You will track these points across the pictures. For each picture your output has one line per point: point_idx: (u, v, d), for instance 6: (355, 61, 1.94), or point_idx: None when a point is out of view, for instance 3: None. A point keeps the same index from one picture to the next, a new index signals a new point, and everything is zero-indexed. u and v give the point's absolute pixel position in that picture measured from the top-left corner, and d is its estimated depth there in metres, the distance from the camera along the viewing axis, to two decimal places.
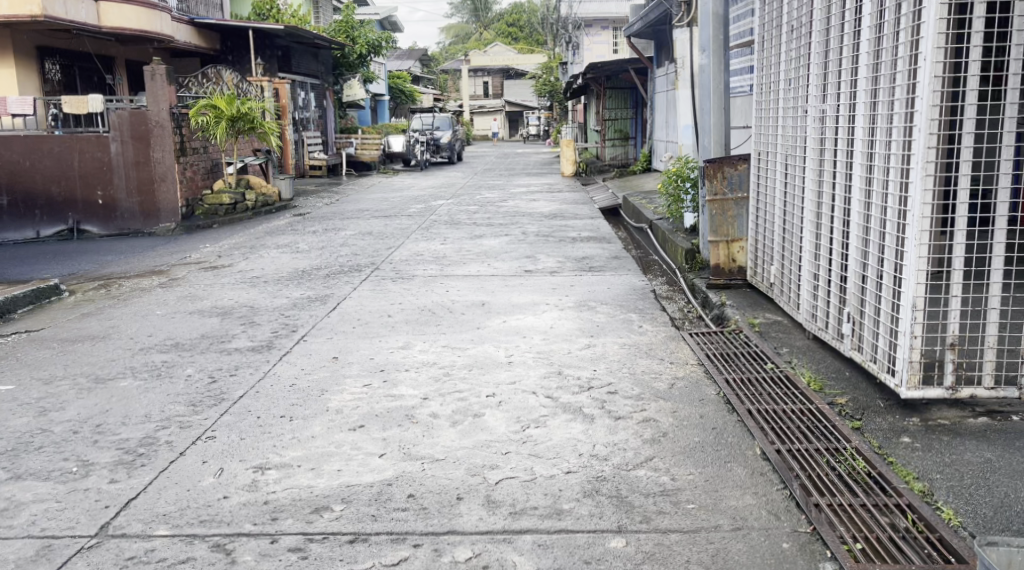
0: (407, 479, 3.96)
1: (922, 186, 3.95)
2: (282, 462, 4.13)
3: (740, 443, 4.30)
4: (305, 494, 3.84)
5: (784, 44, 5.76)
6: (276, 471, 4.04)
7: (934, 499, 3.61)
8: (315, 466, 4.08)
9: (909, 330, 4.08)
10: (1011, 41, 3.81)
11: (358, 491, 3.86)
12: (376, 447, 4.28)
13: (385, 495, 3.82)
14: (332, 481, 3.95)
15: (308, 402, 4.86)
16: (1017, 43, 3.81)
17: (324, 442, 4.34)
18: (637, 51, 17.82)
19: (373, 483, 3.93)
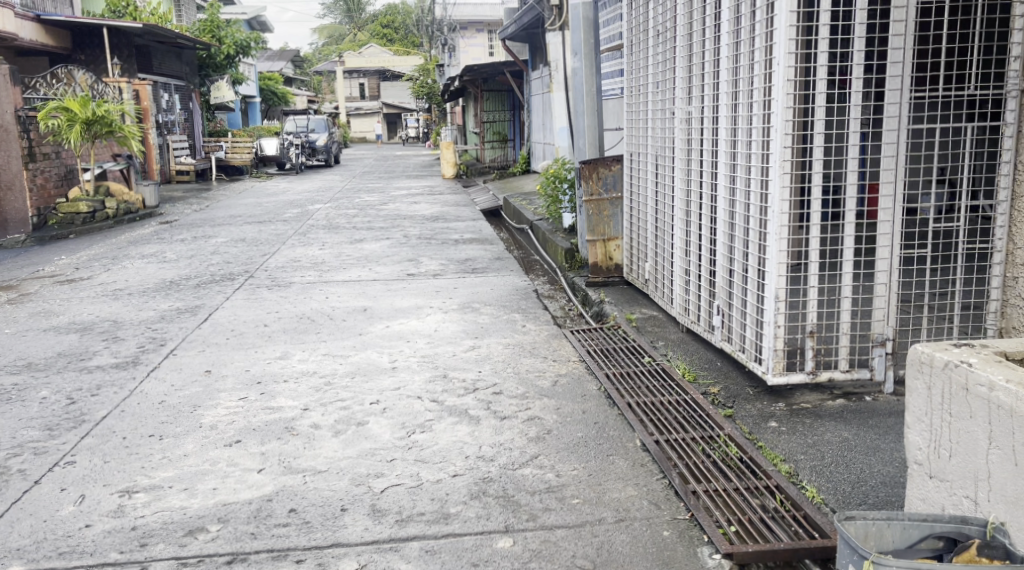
0: (287, 493, 3.92)
1: (780, 183, 4.14)
2: (151, 484, 4.02)
3: (621, 435, 4.42)
4: (177, 516, 3.75)
5: (651, 48, 5.94)
6: (145, 494, 3.93)
7: (799, 479, 3.81)
8: (188, 487, 3.99)
9: (772, 320, 4.29)
10: (855, 45, 4.04)
11: (235, 509, 3.79)
12: (254, 462, 4.21)
13: (264, 512, 3.77)
14: (206, 501, 3.87)
15: (179, 420, 4.73)
16: (858, 46, 4.05)
17: (197, 461, 4.24)
18: (512, 54, 17.98)
19: (251, 500, 3.86)
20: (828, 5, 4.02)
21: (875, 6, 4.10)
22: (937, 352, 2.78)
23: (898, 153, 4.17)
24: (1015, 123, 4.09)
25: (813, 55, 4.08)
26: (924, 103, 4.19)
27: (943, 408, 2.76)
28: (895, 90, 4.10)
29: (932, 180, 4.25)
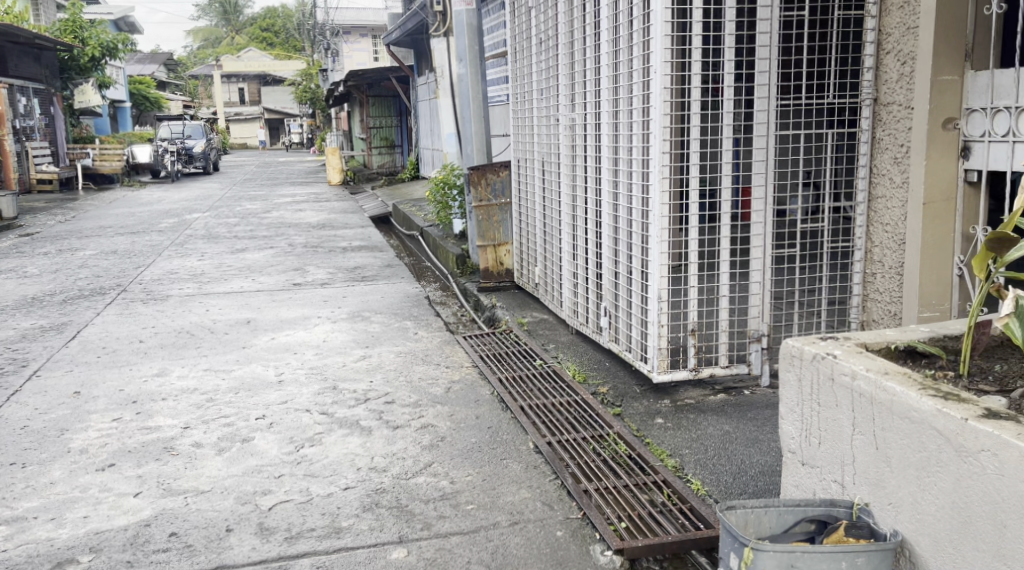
0: (166, 517, 3.84)
1: (660, 187, 4.28)
2: (15, 516, 3.87)
3: (513, 439, 4.50)
4: (44, 548, 3.62)
5: (534, 54, 6.06)
6: (9, 527, 3.78)
7: (685, 472, 3.96)
8: (57, 516, 3.86)
9: (656, 320, 4.44)
10: (726, 55, 4.22)
11: (110, 537, 3.69)
12: (130, 486, 4.11)
13: (142, 537, 3.68)
14: (77, 530, 3.75)
15: (45, 446, 4.56)
16: (728, 55, 4.25)
17: (67, 488, 4.11)
18: (397, 60, 17.93)
19: (127, 526, 3.77)
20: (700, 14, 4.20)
21: (742, 18, 4.31)
22: (807, 346, 2.77)
23: (767, 158, 4.39)
24: (869, 130, 4.46)
25: (688, 64, 4.24)
26: (789, 111, 4.44)
27: (812, 398, 2.73)
28: (763, 97, 4.33)
29: (799, 184, 4.49)
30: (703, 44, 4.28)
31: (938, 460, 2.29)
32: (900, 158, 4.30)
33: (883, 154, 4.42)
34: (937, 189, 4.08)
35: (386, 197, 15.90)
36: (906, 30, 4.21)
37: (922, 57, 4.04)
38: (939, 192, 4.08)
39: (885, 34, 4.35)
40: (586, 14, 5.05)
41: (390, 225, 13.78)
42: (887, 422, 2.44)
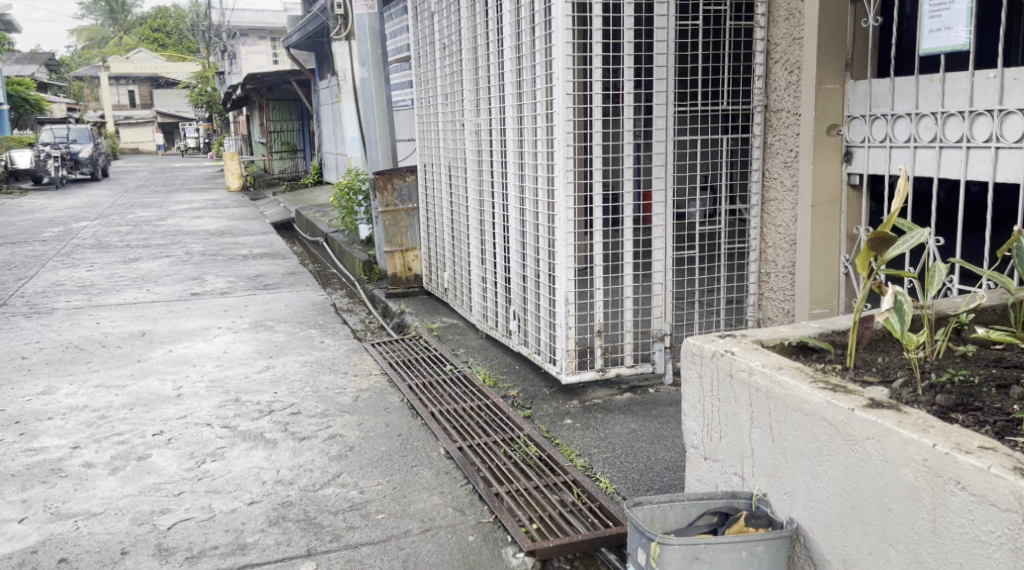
0: (56, 542, 3.72)
1: (565, 192, 4.35)
2: None
3: (424, 445, 4.51)
4: None
5: (438, 60, 6.10)
6: None
7: (594, 471, 4.05)
8: None
9: (563, 322, 4.52)
10: (626, 62, 4.33)
11: None
12: (16, 512, 3.97)
13: (31, 565, 3.57)
14: None
15: None
16: (629, 64, 4.35)
17: None
18: (298, 63, 17.69)
19: (14, 554, 3.64)
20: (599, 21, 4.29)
21: (641, 26, 4.43)
22: (707, 343, 2.86)
23: (667, 163, 4.52)
24: (761, 135, 4.69)
25: (588, 71, 4.33)
26: (687, 116, 4.57)
27: (712, 394, 2.82)
28: (661, 104, 4.46)
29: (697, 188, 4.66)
30: (604, 51, 4.37)
31: (829, 449, 2.39)
32: (790, 162, 4.54)
33: (774, 159, 4.65)
34: (823, 194, 4.40)
35: (288, 203, 15.67)
36: (792, 40, 4.44)
37: (807, 69, 4.33)
38: (825, 196, 4.40)
39: (773, 43, 4.58)
40: (489, 20, 5.10)
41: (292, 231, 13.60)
42: (781, 415, 2.53)
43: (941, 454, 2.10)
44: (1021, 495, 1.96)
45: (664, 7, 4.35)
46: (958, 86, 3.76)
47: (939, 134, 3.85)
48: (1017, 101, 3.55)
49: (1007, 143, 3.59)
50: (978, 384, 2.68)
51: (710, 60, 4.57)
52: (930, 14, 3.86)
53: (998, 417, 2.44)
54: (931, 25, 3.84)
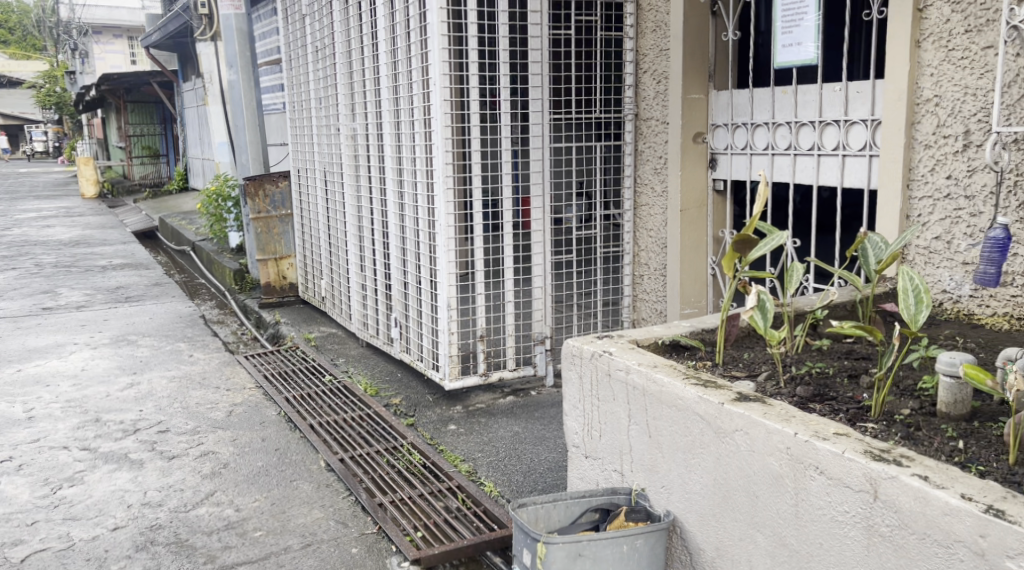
0: None
1: (444, 199, 4.37)
2: None
3: (304, 459, 4.47)
4: None
5: (310, 64, 6.05)
6: None
7: (478, 476, 4.09)
8: None
9: (446, 329, 4.53)
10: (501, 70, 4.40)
11: None
12: None
13: None
14: None
15: None
16: (504, 70, 4.45)
17: None
18: (160, 65, 17.12)
19: None
20: (475, 28, 4.33)
21: (514, 34, 4.50)
22: (585, 344, 2.92)
23: (544, 170, 4.62)
24: (632, 142, 4.88)
25: (465, 77, 4.37)
26: (562, 124, 4.66)
27: (592, 393, 2.88)
28: (536, 112, 4.56)
29: (575, 194, 4.74)
30: (480, 58, 4.43)
31: (701, 442, 2.45)
32: (660, 169, 4.76)
33: (645, 166, 4.86)
34: (690, 198, 4.63)
35: (150, 210, 15.14)
36: (657, 52, 4.68)
37: (674, 79, 4.54)
38: (693, 200, 4.63)
39: (642, 54, 4.80)
40: (363, 25, 5.10)
41: (154, 239, 13.15)
42: (657, 411, 2.60)
43: (802, 442, 2.19)
44: (872, 476, 2.05)
45: (537, 16, 4.48)
46: (809, 98, 4.08)
47: (793, 142, 4.18)
48: (860, 113, 3.88)
49: (852, 151, 3.91)
50: (833, 374, 2.88)
51: (583, 68, 4.70)
52: (782, 29, 4.17)
53: (850, 405, 2.61)
54: (783, 40, 4.14)
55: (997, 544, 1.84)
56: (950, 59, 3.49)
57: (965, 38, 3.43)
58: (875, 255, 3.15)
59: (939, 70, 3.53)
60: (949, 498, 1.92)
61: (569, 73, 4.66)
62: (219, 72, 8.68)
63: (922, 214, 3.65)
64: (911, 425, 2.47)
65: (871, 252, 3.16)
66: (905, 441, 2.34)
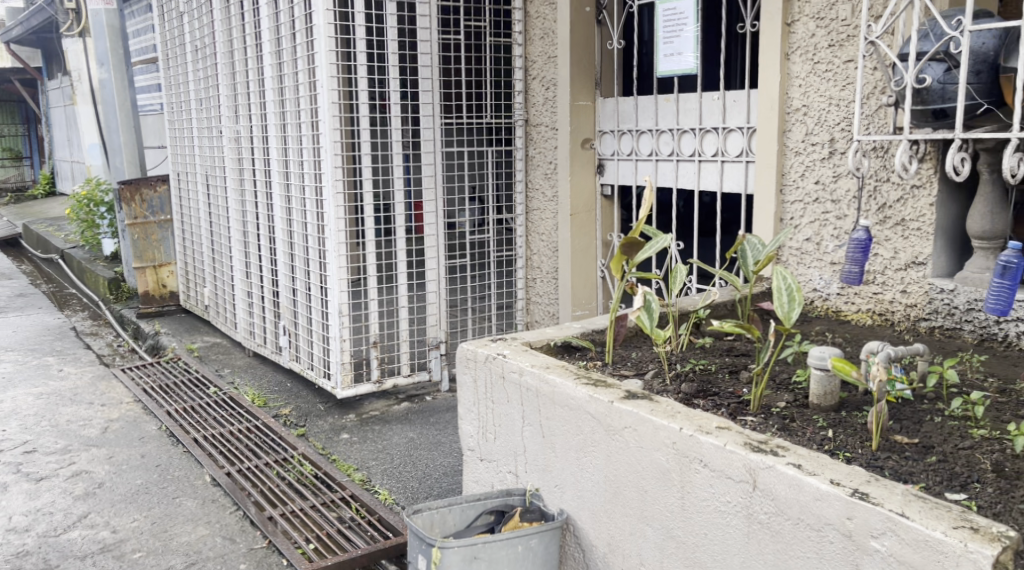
0: None
1: (334, 203, 4.30)
2: None
3: (187, 475, 4.33)
4: None
5: (188, 62, 5.94)
6: None
7: (372, 484, 4.03)
8: None
9: (338, 335, 4.47)
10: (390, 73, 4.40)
11: None
12: None
13: None
14: None
15: None
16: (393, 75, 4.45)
17: None
18: (24, 63, 16.37)
19: None
20: (362, 30, 4.29)
21: (403, 37, 4.52)
22: (479, 347, 2.98)
23: (436, 173, 4.60)
24: (523, 148, 4.99)
25: (353, 79, 4.33)
26: (453, 128, 4.73)
27: (486, 396, 2.94)
28: (428, 118, 4.57)
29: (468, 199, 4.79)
30: (369, 61, 4.41)
31: (593, 440, 2.51)
32: (549, 174, 4.87)
33: (535, 170, 4.97)
34: (580, 202, 4.76)
35: (13, 217, 14.44)
36: (546, 58, 4.80)
37: (562, 83, 4.66)
38: (582, 205, 4.76)
39: (530, 60, 4.91)
40: (245, 24, 5.03)
41: (19, 247, 12.57)
42: (550, 411, 2.66)
43: (687, 436, 2.23)
44: (751, 466, 2.09)
45: (426, 19, 4.51)
46: (690, 106, 4.26)
47: (676, 148, 4.35)
48: (737, 121, 4.07)
49: (729, 157, 4.11)
50: (715, 371, 3.03)
51: (473, 74, 4.76)
52: (663, 39, 4.33)
53: (731, 399, 2.74)
54: (665, 49, 4.31)
55: (863, 526, 1.89)
56: (816, 70, 3.70)
57: (829, 51, 3.65)
58: (753, 255, 3.32)
59: (807, 81, 3.74)
60: (819, 484, 1.97)
61: (459, 77, 4.72)
62: (89, 69, 8.39)
63: (795, 217, 3.87)
64: (787, 417, 2.61)
65: (750, 253, 3.33)
66: (781, 432, 2.49)
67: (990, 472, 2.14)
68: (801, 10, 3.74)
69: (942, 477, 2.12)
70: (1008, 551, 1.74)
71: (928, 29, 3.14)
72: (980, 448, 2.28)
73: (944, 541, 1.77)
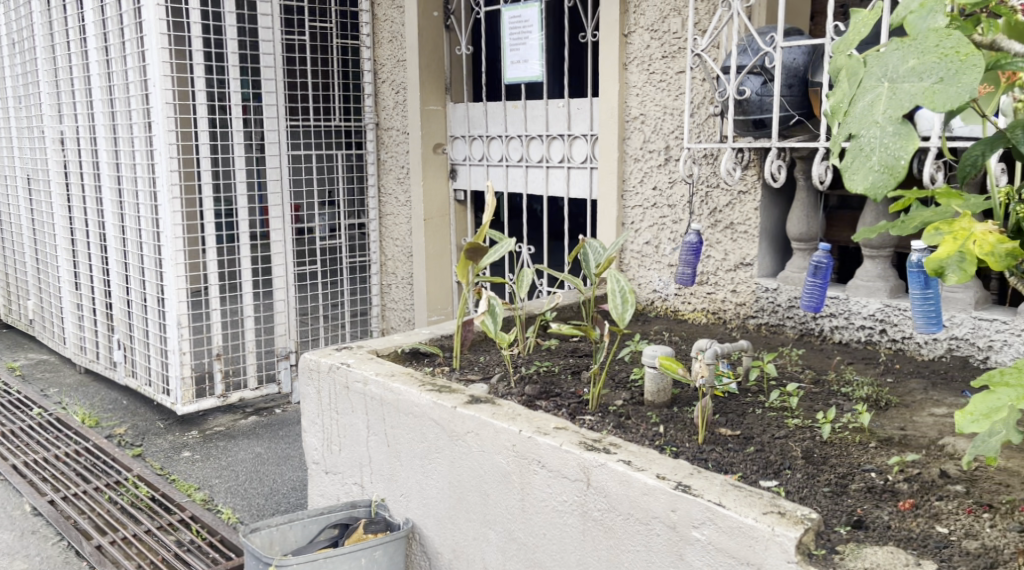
0: None
1: (170, 210, 4.15)
2: None
3: (5, 505, 3.96)
4: None
5: (7, 57, 5.65)
6: None
7: (214, 504, 3.82)
8: None
9: (177, 349, 4.31)
10: (229, 73, 4.28)
11: None
12: None
13: None
14: None
15: None
16: (235, 75, 4.31)
17: None
18: None
19: None
20: (197, 27, 4.16)
21: (244, 39, 4.44)
22: (322, 357, 2.98)
23: (281, 181, 4.56)
24: (374, 152, 5.01)
25: (190, 78, 4.18)
26: (299, 131, 4.67)
27: (330, 407, 2.95)
28: (272, 117, 4.48)
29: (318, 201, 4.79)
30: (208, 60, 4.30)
31: (437, 447, 2.55)
32: (402, 178, 4.90)
33: (387, 175, 5.00)
34: (433, 207, 4.80)
35: None
36: (395, 62, 4.83)
37: (412, 87, 4.69)
38: (436, 210, 4.80)
39: (379, 63, 4.94)
40: (69, 20, 4.81)
41: None
42: (395, 420, 2.69)
43: (526, 438, 2.29)
44: (585, 464, 2.17)
45: (268, 18, 4.42)
46: (537, 113, 4.38)
47: (525, 154, 4.47)
48: (582, 128, 4.21)
49: (575, 163, 4.25)
50: (558, 372, 3.12)
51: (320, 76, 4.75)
52: (510, 47, 4.40)
53: (572, 399, 2.83)
54: (511, 56, 4.39)
55: (685, 517, 1.97)
56: (651, 80, 3.87)
57: (663, 62, 3.82)
58: (595, 259, 3.45)
59: (643, 91, 3.91)
60: (647, 479, 2.05)
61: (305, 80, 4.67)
62: None
63: (635, 221, 4.04)
64: (622, 415, 2.72)
65: (591, 257, 3.46)
66: (616, 429, 2.59)
67: (800, 459, 2.31)
68: (636, 22, 3.90)
69: (758, 466, 2.27)
70: (810, 533, 1.84)
71: (746, 45, 3.36)
72: (793, 436, 2.46)
73: (755, 526, 1.85)
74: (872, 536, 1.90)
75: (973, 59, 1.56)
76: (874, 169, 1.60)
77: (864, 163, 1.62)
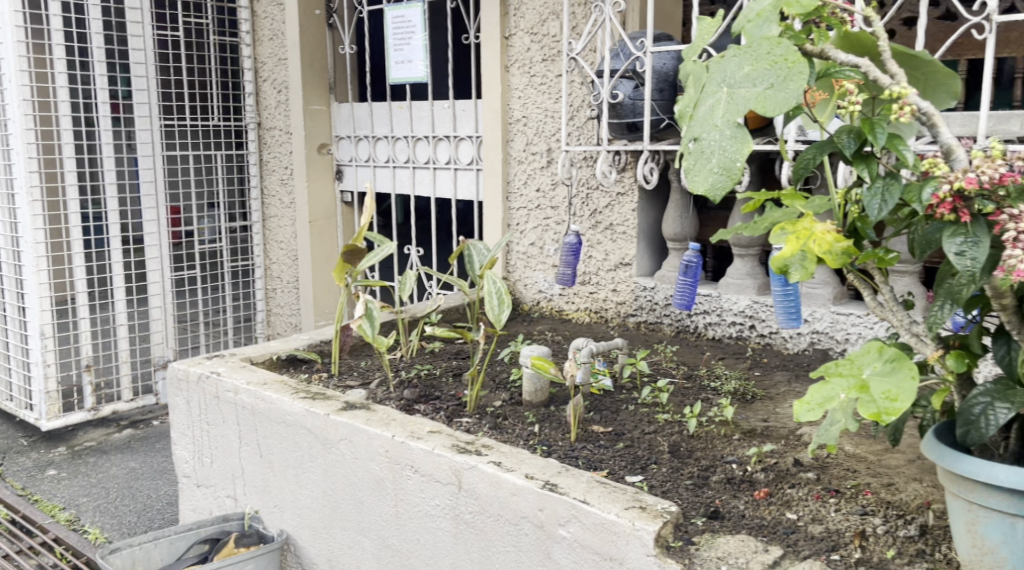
0: None
1: (31, 213, 3.99)
2: None
3: None
4: None
5: None
6: None
7: (80, 524, 3.58)
8: None
9: (40, 360, 4.13)
10: (94, 70, 4.16)
11: None
12: None
13: None
14: None
15: None
16: (99, 71, 4.18)
17: None
18: None
19: None
20: (58, 21, 4.02)
21: (111, 35, 4.32)
22: (190, 367, 2.92)
23: (155, 178, 4.42)
24: (256, 152, 4.93)
25: (52, 75, 4.03)
26: (174, 131, 4.55)
27: (200, 418, 2.90)
28: (144, 117, 4.36)
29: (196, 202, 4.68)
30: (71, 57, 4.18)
31: (310, 455, 2.53)
32: (285, 180, 4.83)
33: (271, 176, 4.91)
34: (319, 209, 4.72)
35: None
36: (276, 61, 4.75)
37: (294, 87, 4.61)
38: (321, 212, 4.73)
39: (259, 62, 4.85)
40: None
41: None
42: (267, 430, 2.65)
43: (399, 443, 2.29)
44: (456, 467, 2.17)
45: (138, 13, 4.28)
46: (422, 114, 4.34)
47: (411, 155, 4.42)
48: (467, 130, 4.19)
49: (462, 165, 4.23)
50: (438, 375, 3.11)
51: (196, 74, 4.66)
52: (394, 46, 4.31)
53: (450, 402, 2.83)
54: (396, 56, 4.30)
55: (552, 516, 1.99)
56: (533, 83, 3.91)
57: (543, 65, 3.86)
58: (479, 261, 3.40)
59: (524, 94, 3.95)
60: (516, 480, 2.07)
61: (179, 78, 4.55)
62: None
63: (520, 223, 4.08)
64: (499, 416, 2.73)
65: (476, 259, 3.40)
66: (492, 431, 2.61)
67: (666, 453, 2.38)
68: (517, 25, 3.93)
69: (626, 462, 2.33)
70: (669, 526, 1.88)
71: (618, 49, 3.41)
72: (662, 431, 2.53)
73: (616, 522, 1.88)
74: (726, 525, 1.96)
75: (800, 66, 1.63)
76: (714, 171, 1.67)
77: (705, 165, 1.68)
